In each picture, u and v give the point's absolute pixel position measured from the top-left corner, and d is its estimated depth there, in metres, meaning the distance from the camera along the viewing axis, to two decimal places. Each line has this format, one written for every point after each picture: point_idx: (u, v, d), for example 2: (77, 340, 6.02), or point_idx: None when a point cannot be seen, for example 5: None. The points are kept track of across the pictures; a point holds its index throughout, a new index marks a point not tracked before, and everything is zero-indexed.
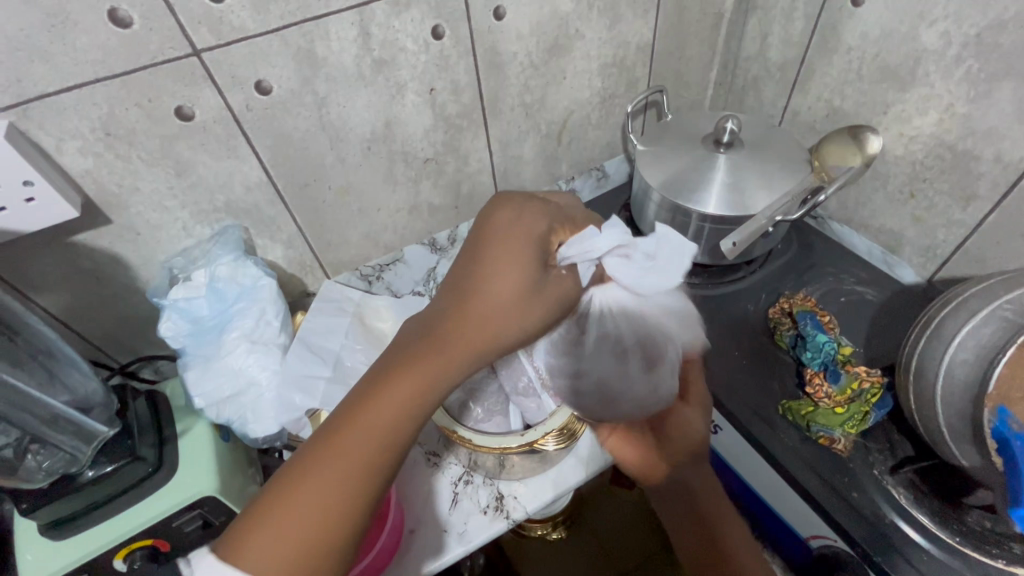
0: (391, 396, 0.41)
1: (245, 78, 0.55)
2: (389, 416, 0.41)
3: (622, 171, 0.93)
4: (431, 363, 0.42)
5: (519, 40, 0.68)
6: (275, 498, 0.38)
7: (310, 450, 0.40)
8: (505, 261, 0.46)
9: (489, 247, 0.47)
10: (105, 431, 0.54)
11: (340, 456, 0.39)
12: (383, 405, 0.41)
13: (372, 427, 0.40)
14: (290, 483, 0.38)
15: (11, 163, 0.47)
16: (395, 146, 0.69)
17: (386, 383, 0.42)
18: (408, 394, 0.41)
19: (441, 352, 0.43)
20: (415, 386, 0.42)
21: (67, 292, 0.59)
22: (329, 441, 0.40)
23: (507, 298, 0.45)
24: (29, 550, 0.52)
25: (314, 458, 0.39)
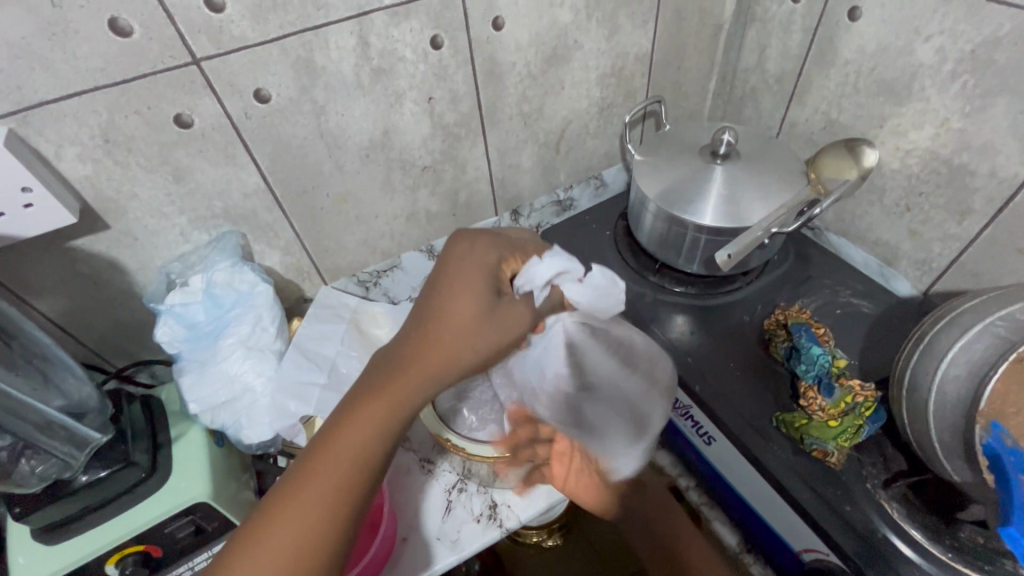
0: (362, 418, 0.45)
1: (244, 87, 0.56)
2: (360, 439, 0.45)
3: (620, 180, 0.94)
4: (397, 389, 0.46)
5: (518, 51, 0.69)
6: (262, 520, 0.42)
7: (293, 475, 0.44)
8: (460, 290, 0.49)
9: (448, 274, 0.51)
10: (98, 438, 0.54)
11: (317, 478, 0.43)
12: (354, 429, 0.45)
13: (346, 448, 0.44)
14: (274, 506, 0.42)
15: (10, 169, 0.47)
16: (393, 154, 0.69)
17: (358, 406, 0.46)
18: (375, 417, 0.45)
19: (409, 373, 0.47)
20: (382, 410, 0.45)
21: (64, 297, 0.59)
22: (309, 462, 0.44)
23: (468, 320, 0.48)
24: (21, 554, 0.52)
25: (301, 477, 0.43)
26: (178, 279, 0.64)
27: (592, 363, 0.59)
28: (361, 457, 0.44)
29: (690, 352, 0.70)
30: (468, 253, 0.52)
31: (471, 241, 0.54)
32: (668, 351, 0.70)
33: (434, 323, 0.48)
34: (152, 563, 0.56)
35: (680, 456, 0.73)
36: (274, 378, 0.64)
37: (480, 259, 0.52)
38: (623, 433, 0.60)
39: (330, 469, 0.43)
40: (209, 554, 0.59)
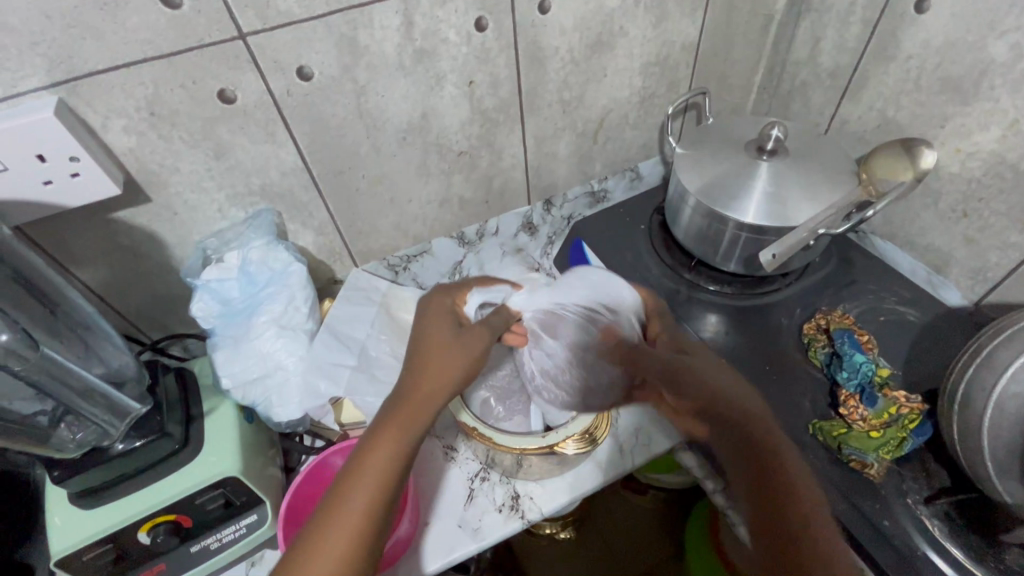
0: (379, 448, 0.47)
1: (288, 63, 0.55)
2: (380, 462, 0.47)
3: (657, 173, 0.92)
4: (400, 417, 0.49)
5: (562, 35, 0.67)
6: (307, 547, 0.43)
7: (326, 505, 0.45)
8: (429, 330, 0.56)
9: (424, 323, 0.57)
10: (138, 408, 0.55)
11: (350, 503, 0.45)
12: (372, 455, 0.47)
13: (371, 477, 0.46)
14: (313, 534, 0.44)
15: (59, 138, 0.48)
16: (430, 138, 0.68)
17: (370, 442, 0.48)
18: (387, 442, 0.48)
19: (411, 403, 0.50)
20: (392, 434, 0.48)
21: (104, 267, 0.60)
22: (336, 492, 0.46)
23: (447, 347, 0.54)
24: (56, 513, 0.53)
25: (330, 503, 0.45)
26: (213, 254, 0.64)
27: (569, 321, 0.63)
28: (384, 482, 0.46)
29: (724, 353, 0.68)
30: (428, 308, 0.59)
31: (427, 300, 0.61)
32: None
33: (425, 357, 0.54)
34: (183, 533, 0.57)
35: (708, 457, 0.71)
36: (304, 358, 0.64)
37: (436, 313, 0.58)
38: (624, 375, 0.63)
39: (358, 497, 0.45)
40: (237, 528, 0.59)
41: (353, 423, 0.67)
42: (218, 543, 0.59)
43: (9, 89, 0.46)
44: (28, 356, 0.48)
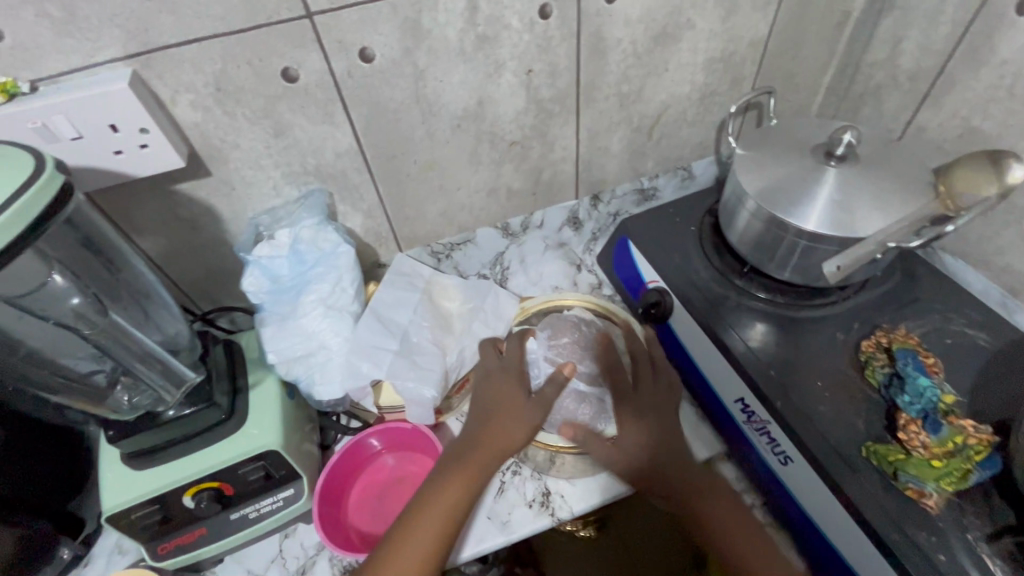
0: (446, 493, 0.55)
1: (351, 43, 0.55)
2: (449, 500, 0.55)
3: (710, 173, 0.89)
4: (472, 466, 0.57)
5: (626, 26, 0.65)
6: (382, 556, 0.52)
7: (402, 525, 0.54)
8: (500, 395, 0.62)
9: (495, 383, 0.63)
10: (193, 378, 0.56)
11: (412, 544, 0.52)
12: (444, 495, 0.55)
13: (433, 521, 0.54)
14: (389, 547, 0.52)
15: (131, 111, 0.49)
16: (484, 126, 0.68)
17: (434, 488, 0.56)
18: (458, 486, 0.55)
19: (475, 454, 0.57)
20: (462, 480, 0.56)
21: (163, 237, 0.63)
22: (401, 531, 0.53)
23: (516, 411, 0.60)
24: (110, 471, 0.56)
25: (406, 525, 0.53)
26: (265, 229, 0.66)
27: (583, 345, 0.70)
28: (443, 529, 0.53)
29: (774, 364, 0.66)
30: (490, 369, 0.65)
31: (496, 355, 0.67)
32: (750, 360, 0.66)
33: (493, 415, 0.60)
34: (225, 500, 0.59)
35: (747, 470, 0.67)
36: (348, 339, 0.65)
37: (501, 377, 0.64)
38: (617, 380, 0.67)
39: (421, 542, 0.52)
40: (274, 500, 0.61)
41: (393, 407, 0.68)
42: (257, 513, 0.60)
43: (87, 59, 0.48)
44: (97, 321, 0.50)
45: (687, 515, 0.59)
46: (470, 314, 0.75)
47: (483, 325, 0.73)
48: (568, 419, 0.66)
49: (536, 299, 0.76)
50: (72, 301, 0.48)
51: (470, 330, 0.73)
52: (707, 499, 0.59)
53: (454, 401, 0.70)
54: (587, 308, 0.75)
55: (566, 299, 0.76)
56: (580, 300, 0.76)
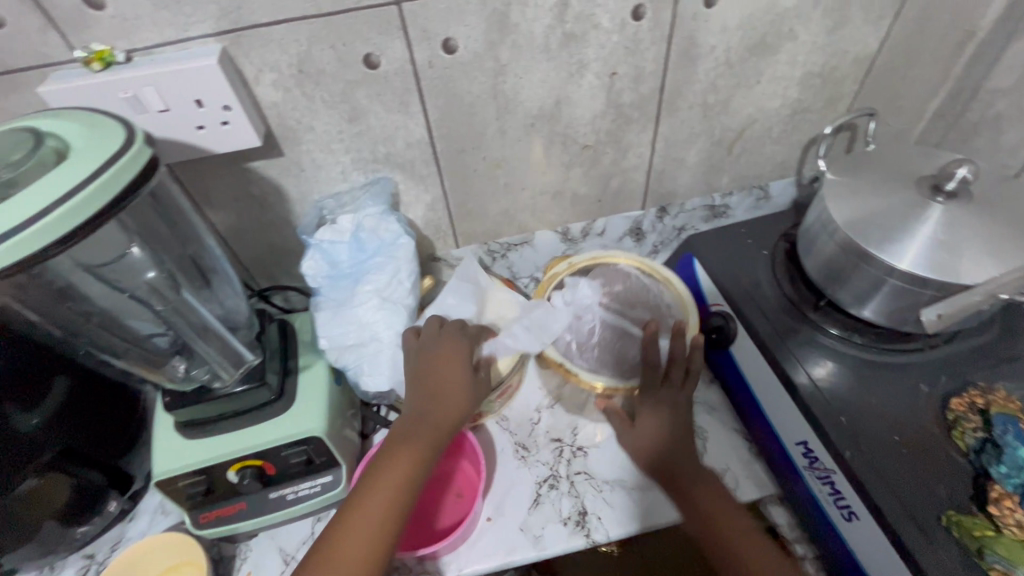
0: (399, 462, 0.53)
1: (435, 34, 0.53)
2: (404, 469, 0.53)
3: (788, 195, 0.83)
4: (425, 436, 0.55)
5: (723, 33, 0.60)
6: (337, 525, 0.50)
7: (356, 496, 0.51)
8: (448, 367, 0.59)
9: (439, 358, 0.60)
10: (251, 359, 0.57)
11: (364, 521, 0.50)
12: (397, 465, 0.53)
13: (382, 499, 0.51)
14: (343, 518, 0.50)
15: (216, 87, 0.49)
16: (558, 127, 0.65)
17: (381, 467, 0.53)
18: (412, 457, 0.54)
19: (421, 432, 0.56)
20: (415, 450, 0.54)
21: (232, 212, 0.64)
22: (352, 505, 0.51)
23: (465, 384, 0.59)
24: (163, 438, 0.57)
25: (360, 495, 0.51)
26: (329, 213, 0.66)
27: (622, 293, 0.70)
28: (393, 503, 0.51)
29: (844, 411, 0.60)
30: (442, 336, 0.62)
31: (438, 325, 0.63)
32: (819, 402, 0.61)
33: (437, 392, 0.58)
34: (266, 479, 0.59)
35: (802, 519, 0.62)
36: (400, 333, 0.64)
37: (451, 346, 0.61)
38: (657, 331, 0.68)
39: (370, 521, 0.50)
40: (312, 484, 0.61)
41: None
42: (294, 495, 0.61)
43: (180, 33, 0.48)
44: (169, 297, 0.51)
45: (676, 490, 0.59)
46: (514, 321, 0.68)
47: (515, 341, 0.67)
48: (615, 362, 0.66)
49: (581, 255, 0.74)
50: (147, 275, 0.49)
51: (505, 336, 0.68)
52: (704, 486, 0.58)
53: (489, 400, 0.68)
54: (636, 267, 0.72)
55: (612, 257, 0.73)
56: (631, 258, 0.73)
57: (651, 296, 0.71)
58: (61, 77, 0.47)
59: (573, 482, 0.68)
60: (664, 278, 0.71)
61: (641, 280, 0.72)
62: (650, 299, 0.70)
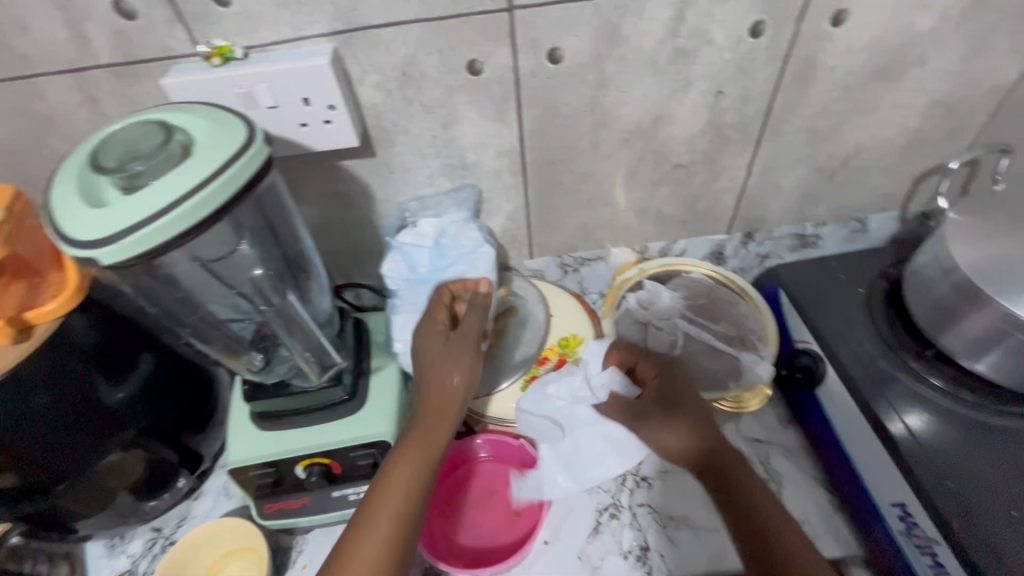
0: (406, 456, 0.52)
1: (543, 44, 0.52)
2: (411, 460, 0.52)
3: (887, 230, 0.77)
4: (426, 426, 0.54)
5: (845, 54, 0.56)
6: (355, 524, 0.49)
7: (372, 493, 0.50)
8: (436, 350, 0.57)
9: (428, 340, 0.58)
10: (338, 363, 0.57)
11: (381, 516, 0.49)
12: (404, 459, 0.52)
13: (395, 495, 0.50)
14: (360, 517, 0.49)
15: (325, 88, 0.49)
16: (652, 144, 0.62)
17: (383, 482, 0.51)
18: (418, 450, 0.52)
19: (417, 439, 0.53)
20: (421, 441, 0.53)
21: (319, 209, 0.64)
22: (367, 506, 0.50)
23: (451, 361, 0.57)
24: (240, 426, 0.58)
25: (375, 492, 0.50)
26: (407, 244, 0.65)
27: (700, 300, 0.73)
28: (407, 494, 0.50)
29: (952, 476, 0.56)
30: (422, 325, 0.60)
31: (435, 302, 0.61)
32: (922, 462, 0.57)
33: (434, 379, 0.56)
34: (332, 476, 0.60)
35: None
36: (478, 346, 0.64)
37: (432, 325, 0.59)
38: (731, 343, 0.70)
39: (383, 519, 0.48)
40: None
41: (495, 417, 0.68)
42: (357, 496, 0.61)
43: (297, 32, 0.48)
44: (269, 295, 0.51)
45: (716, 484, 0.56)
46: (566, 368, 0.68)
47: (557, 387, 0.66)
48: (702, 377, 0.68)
49: (654, 261, 0.75)
50: (254, 271, 0.50)
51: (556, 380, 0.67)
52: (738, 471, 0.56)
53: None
54: (710, 276, 0.74)
55: (685, 264, 0.75)
56: (705, 266, 0.74)
57: (726, 307, 0.72)
58: (181, 70, 0.48)
59: (635, 514, 0.65)
60: (738, 287, 0.73)
61: (721, 291, 0.73)
62: (730, 311, 0.72)
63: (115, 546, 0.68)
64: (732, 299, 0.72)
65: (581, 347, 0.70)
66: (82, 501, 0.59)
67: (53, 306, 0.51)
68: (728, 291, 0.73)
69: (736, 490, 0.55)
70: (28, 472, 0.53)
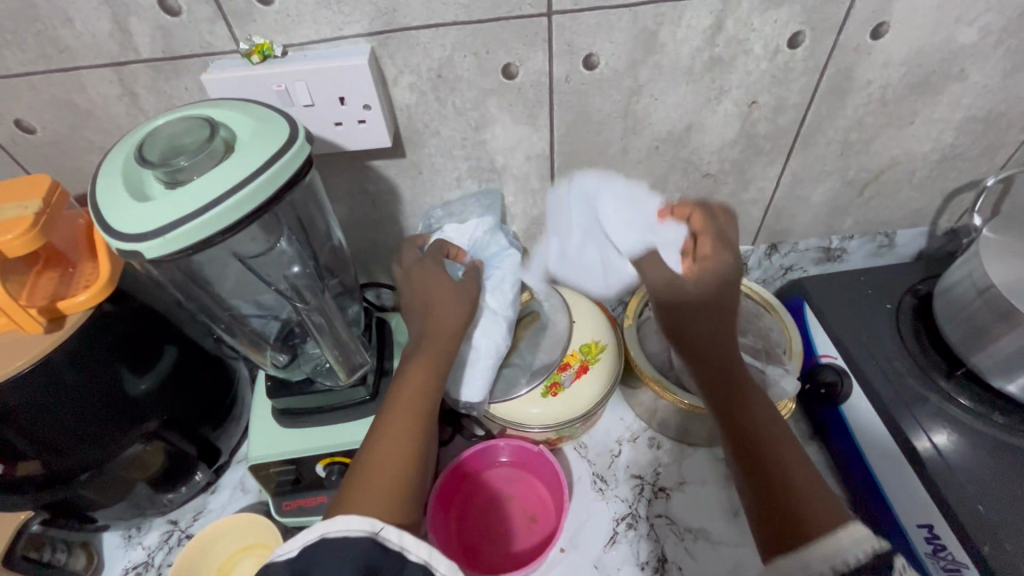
0: (414, 375, 0.51)
1: (579, 49, 0.52)
2: (419, 379, 0.51)
3: (915, 246, 0.77)
4: (431, 348, 0.53)
5: (884, 67, 0.56)
6: (368, 447, 0.46)
7: (382, 417, 0.48)
8: (433, 283, 0.57)
9: (420, 281, 0.58)
10: (366, 362, 0.56)
11: (395, 432, 0.47)
12: (410, 380, 0.51)
13: (406, 411, 0.48)
14: (374, 438, 0.47)
15: (361, 88, 0.50)
16: (683, 152, 0.62)
17: (392, 404, 0.49)
18: (423, 371, 0.51)
19: (423, 360, 0.52)
20: (426, 362, 0.52)
21: (347, 208, 0.65)
22: (378, 429, 0.47)
23: (451, 292, 0.57)
24: (263, 423, 0.58)
25: (383, 415, 0.48)
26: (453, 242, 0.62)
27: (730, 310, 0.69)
28: (418, 409, 0.49)
29: (982, 500, 0.55)
30: (412, 269, 0.59)
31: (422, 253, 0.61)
32: (951, 484, 0.56)
33: (432, 310, 0.55)
34: None
35: None
36: (498, 345, 0.61)
37: (425, 272, 0.58)
38: (761, 353, 0.65)
39: (400, 433, 0.47)
40: None
41: (509, 421, 0.65)
42: None
43: (335, 31, 0.49)
44: (308, 295, 0.51)
45: (734, 429, 0.50)
46: (639, 198, 0.59)
47: (622, 213, 0.57)
48: None
49: None
50: (291, 270, 0.50)
51: (603, 199, 0.58)
52: (761, 417, 0.50)
53: (571, 422, 0.65)
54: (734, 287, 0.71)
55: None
56: None
57: (751, 319, 0.69)
58: (221, 67, 0.48)
59: (653, 525, 0.65)
60: (764, 300, 0.69)
61: (747, 302, 0.70)
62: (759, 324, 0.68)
63: (131, 538, 0.69)
64: (756, 310, 0.69)
65: (603, 355, 0.68)
66: (101, 490, 0.59)
67: (84, 297, 0.52)
68: (755, 303, 0.70)
69: (751, 431, 0.49)
70: (52, 459, 0.54)
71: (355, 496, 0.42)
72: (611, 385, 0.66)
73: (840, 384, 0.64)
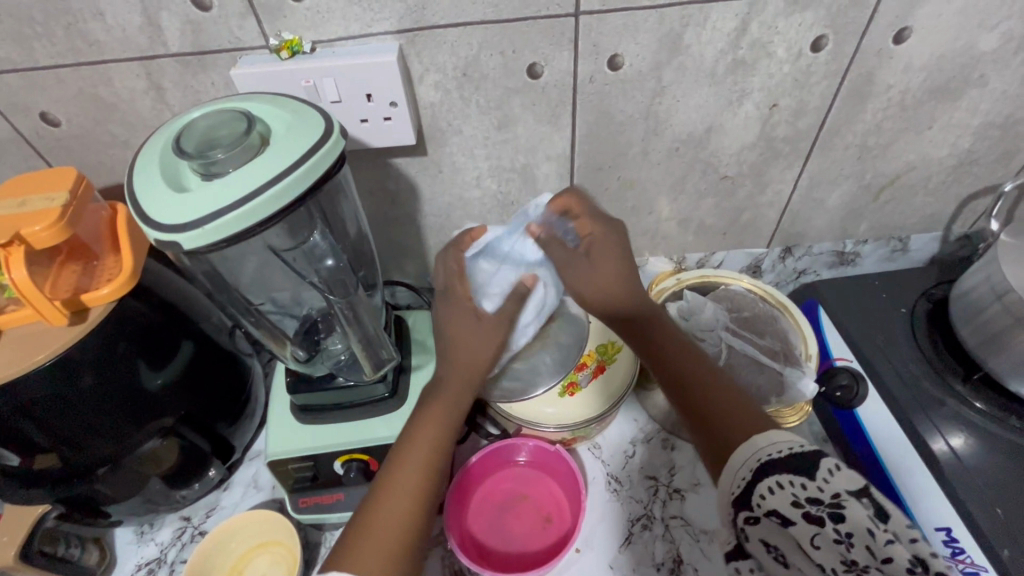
0: (429, 423, 0.50)
1: (604, 49, 0.52)
2: (432, 428, 0.50)
3: (928, 251, 0.77)
4: (450, 394, 0.52)
5: (904, 72, 0.56)
6: (375, 493, 0.47)
7: (392, 462, 0.49)
8: (463, 317, 0.51)
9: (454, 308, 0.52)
10: (392, 358, 0.56)
11: (401, 481, 0.47)
12: (423, 429, 0.50)
13: (416, 461, 0.48)
14: (381, 483, 0.48)
15: (388, 85, 0.50)
16: (702, 154, 0.62)
17: (404, 451, 0.49)
18: (438, 420, 0.50)
19: (440, 409, 0.51)
20: (440, 410, 0.51)
21: (366, 205, 0.65)
22: (388, 475, 0.48)
23: (480, 326, 0.52)
24: (280, 420, 0.58)
25: (394, 461, 0.49)
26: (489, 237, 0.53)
27: (749, 312, 0.69)
28: (429, 459, 0.49)
29: (1000, 504, 0.55)
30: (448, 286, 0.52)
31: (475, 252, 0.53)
32: (970, 488, 0.56)
33: (450, 345, 0.52)
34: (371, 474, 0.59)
35: None
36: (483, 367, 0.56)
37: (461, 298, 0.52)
38: (778, 355, 0.65)
39: (406, 485, 0.47)
40: None
41: (524, 421, 0.65)
42: None
43: (364, 28, 0.49)
44: (347, 285, 0.51)
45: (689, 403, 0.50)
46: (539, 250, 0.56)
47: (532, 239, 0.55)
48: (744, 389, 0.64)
49: (690, 272, 0.73)
50: (325, 263, 0.49)
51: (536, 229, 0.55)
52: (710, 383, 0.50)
53: (586, 424, 0.65)
54: (752, 290, 0.71)
55: (724, 277, 0.72)
56: (746, 280, 0.72)
57: (770, 321, 0.68)
58: (249, 62, 0.49)
59: (668, 526, 0.65)
60: (779, 302, 0.69)
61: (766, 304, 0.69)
62: (776, 325, 0.68)
63: (144, 534, 0.68)
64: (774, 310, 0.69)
65: (619, 355, 0.68)
66: (114, 485, 0.59)
67: (107, 290, 0.51)
68: (772, 305, 0.69)
69: (700, 403, 0.50)
70: (69, 452, 0.53)
71: (354, 544, 0.44)
72: (626, 387, 0.67)
73: (855, 388, 0.64)
